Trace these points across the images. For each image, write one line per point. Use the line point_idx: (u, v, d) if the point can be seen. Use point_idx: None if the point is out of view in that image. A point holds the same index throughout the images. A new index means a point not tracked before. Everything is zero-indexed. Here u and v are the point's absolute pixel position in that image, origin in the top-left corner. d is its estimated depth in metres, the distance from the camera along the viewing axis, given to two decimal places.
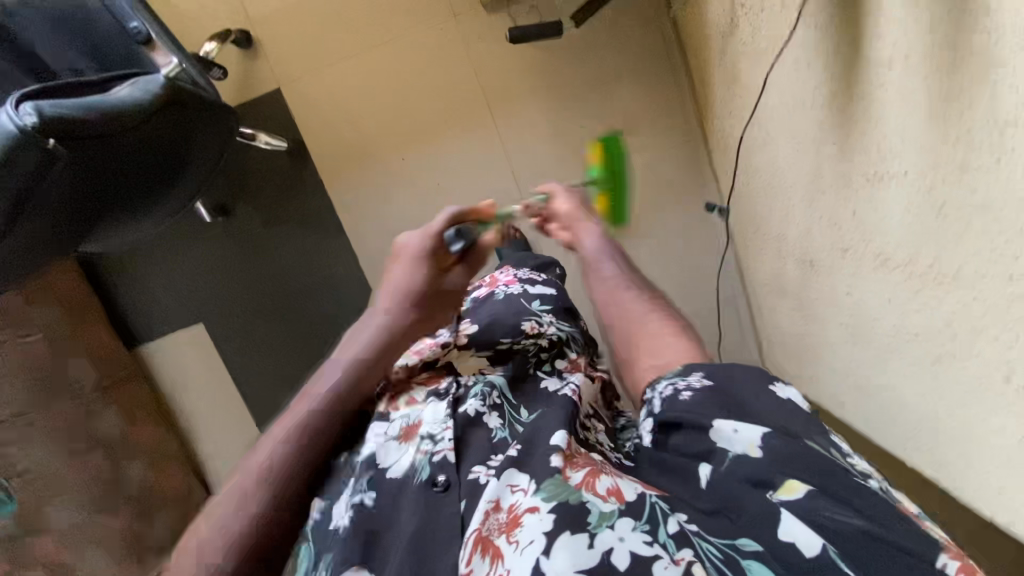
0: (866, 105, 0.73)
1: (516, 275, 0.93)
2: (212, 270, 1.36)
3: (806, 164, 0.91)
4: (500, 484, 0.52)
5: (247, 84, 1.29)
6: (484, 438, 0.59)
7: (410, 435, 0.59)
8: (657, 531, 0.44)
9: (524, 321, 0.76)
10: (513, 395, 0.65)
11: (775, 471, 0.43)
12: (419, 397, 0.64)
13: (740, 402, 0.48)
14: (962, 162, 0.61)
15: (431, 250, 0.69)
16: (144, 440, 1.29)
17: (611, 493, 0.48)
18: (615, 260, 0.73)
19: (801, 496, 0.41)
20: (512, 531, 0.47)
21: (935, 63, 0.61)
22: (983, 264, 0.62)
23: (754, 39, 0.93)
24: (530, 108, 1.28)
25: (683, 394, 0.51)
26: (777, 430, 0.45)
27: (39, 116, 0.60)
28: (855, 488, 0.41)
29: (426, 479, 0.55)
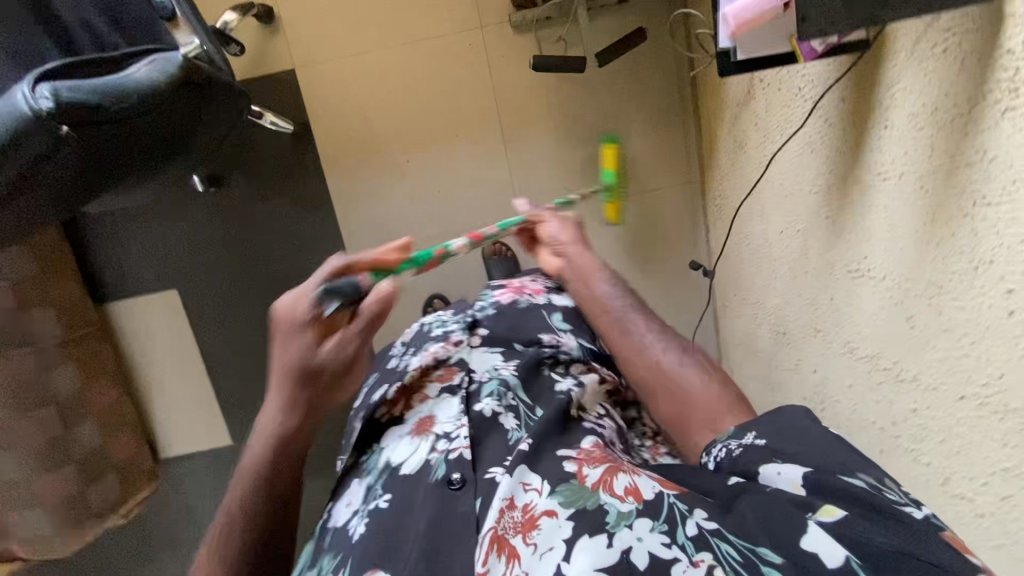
0: (857, 206, 0.77)
1: (540, 285, 1.00)
2: (194, 239, 1.33)
3: (794, 244, 0.95)
4: (514, 483, 0.62)
5: (260, 60, 1.26)
6: (499, 438, 0.69)
7: (424, 431, 0.70)
8: (675, 533, 0.52)
9: (544, 332, 0.85)
10: (526, 396, 0.75)
11: (816, 498, 0.49)
12: (433, 393, 0.75)
13: (785, 449, 0.54)
14: (938, 283, 0.65)
15: (306, 322, 0.59)
16: (97, 401, 1.25)
17: (629, 493, 0.57)
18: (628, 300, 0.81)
19: (838, 518, 0.46)
20: (530, 533, 0.56)
21: (925, 189, 0.64)
22: (940, 377, 0.67)
23: (765, 114, 0.96)
24: (539, 134, 1.30)
25: (736, 450, 0.57)
26: (818, 469, 0.50)
27: (56, 102, 0.58)
28: (889, 515, 0.45)
29: (441, 476, 0.64)
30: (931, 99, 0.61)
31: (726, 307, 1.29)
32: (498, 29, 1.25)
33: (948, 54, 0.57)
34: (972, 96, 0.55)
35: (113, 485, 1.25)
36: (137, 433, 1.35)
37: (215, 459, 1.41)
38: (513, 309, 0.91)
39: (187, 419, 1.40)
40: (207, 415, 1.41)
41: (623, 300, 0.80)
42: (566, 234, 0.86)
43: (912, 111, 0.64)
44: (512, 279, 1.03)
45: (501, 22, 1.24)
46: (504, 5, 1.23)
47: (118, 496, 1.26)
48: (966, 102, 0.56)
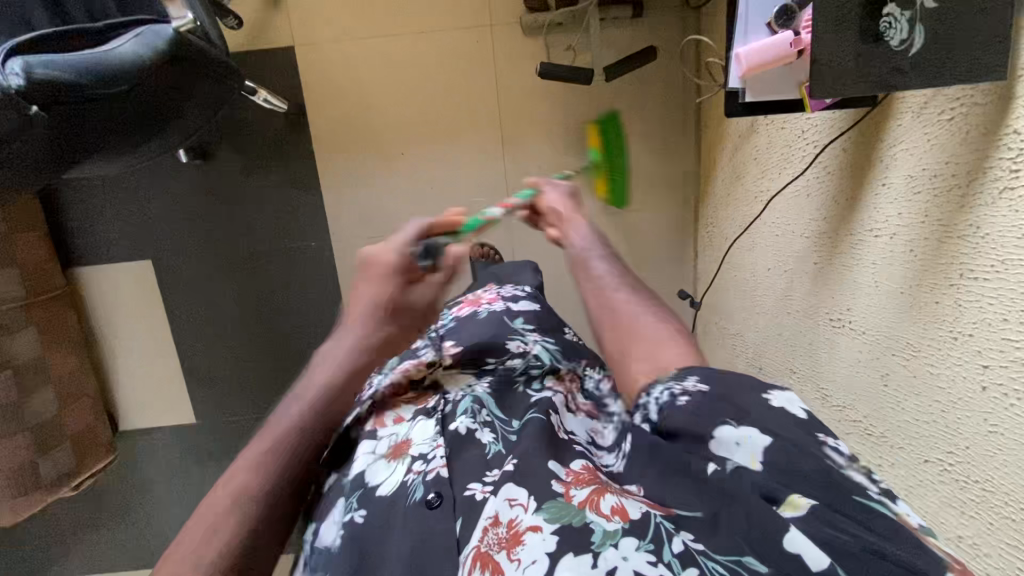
0: (845, 257, 0.77)
1: (498, 293, 1.01)
2: (174, 211, 1.29)
3: (781, 283, 0.94)
4: (500, 500, 0.53)
5: (258, 34, 1.21)
6: (476, 454, 0.62)
7: (400, 453, 0.65)
8: (662, 550, 0.41)
9: (510, 342, 0.82)
10: (501, 411, 0.69)
11: (778, 482, 0.38)
12: (408, 415, 0.71)
13: (735, 402, 0.43)
14: (916, 345, 0.65)
15: (402, 266, 0.60)
16: (56, 367, 1.21)
17: (615, 512, 0.46)
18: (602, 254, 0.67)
19: (807, 510, 0.36)
20: (514, 548, 0.47)
21: (914, 252, 0.64)
22: (909, 436, 0.67)
23: (764, 152, 0.96)
24: (538, 141, 1.28)
25: (680, 398, 0.45)
26: (781, 439, 0.39)
27: (25, 80, 0.56)
28: (856, 501, 0.35)
29: (419, 498, 0.58)
30: (931, 164, 0.60)
31: (707, 332, 1.30)
32: (508, 30, 1.22)
33: (954, 123, 0.57)
34: (971, 168, 0.55)
35: (67, 455, 1.21)
36: (97, 404, 1.32)
37: (178, 435, 1.40)
38: (472, 320, 0.93)
39: (152, 394, 1.38)
40: (172, 391, 1.38)
41: (600, 249, 0.68)
42: (563, 200, 0.76)
43: (910, 172, 0.63)
44: (471, 294, 1.06)
45: (512, 23, 1.21)
46: (517, 5, 1.20)
47: (72, 467, 1.22)
48: (965, 173, 0.56)
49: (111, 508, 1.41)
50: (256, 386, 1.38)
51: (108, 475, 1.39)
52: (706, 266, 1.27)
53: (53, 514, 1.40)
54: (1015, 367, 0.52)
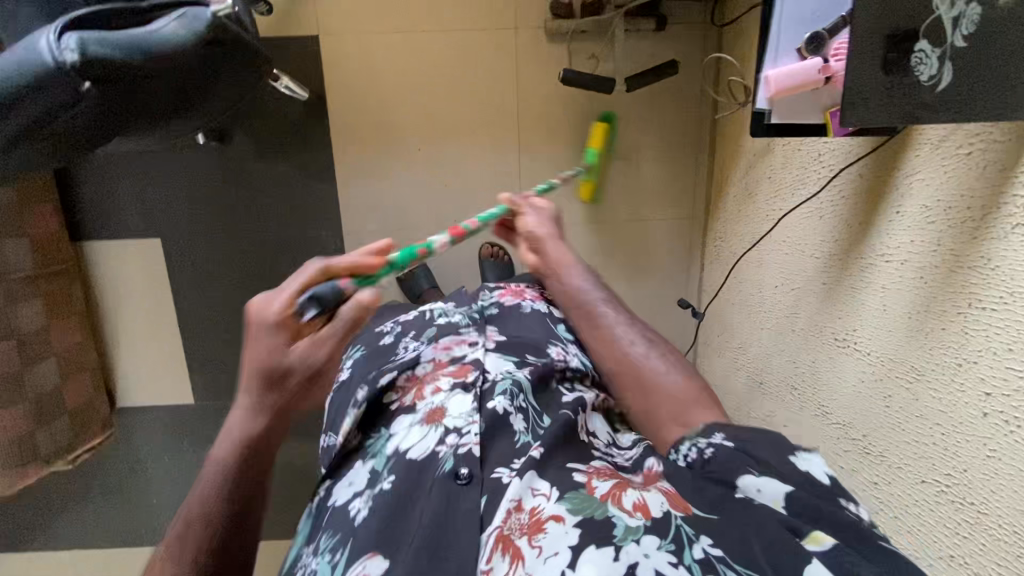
0: (853, 280, 0.79)
1: (540, 293, 1.09)
2: (186, 191, 1.29)
3: (788, 300, 0.97)
4: (524, 487, 0.64)
5: (284, 20, 1.22)
6: (507, 442, 0.72)
7: (434, 420, 0.75)
8: (682, 553, 0.52)
9: (552, 346, 0.91)
10: (535, 402, 0.79)
11: (805, 523, 0.51)
12: (445, 386, 0.81)
13: (764, 463, 0.57)
14: (919, 369, 0.67)
15: (275, 329, 0.56)
16: (59, 340, 1.20)
17: (636, 510, 0.57)
18: (610, 304, 0.84)
19: (826, 545, 0.48)
20: (535, 536, 0.57)
21: (924, 279, 0.66)
22: (907, 457, 0.70)
23: (778, 171, 0.98)
24: (554, 145, 1.30)
25: (707, 452, 0.61)
26: (799, 491, 0.53)
27: (82, 57, 0.55)
28: (873, 546, 0.48)
29: (449, 470, 0.68)
30: (946, 196, 0.63)
31: (709, 344, 1.32)
32: (532, 34, 1.23)
33: (972, 158, 0.59)
34: (985, 203, 0.57)
35: (64, 429, 1.20)
36: (98, 379, 1.31)
37: (176, 415, 1.40)
38: (514, 312, 1.00)
39: (153, 373, 1.38)
40: (172, 371, 1.38)
41: (599, 293, 0.86)
42: (544, 227, 0.90)
43: (925, 202, 0.66)
44: (513, 283, 1.11)
45: (537, 27, 1.23)
46: (543, 10, 1.21)
47: (68, 442, 1.22)
48: (980, 207, 0.58)
49: (103, 484, 1.41)
50: None
51: (102, 451, 1.39)
52: (711, 279, 1.30)
53: (43, 486, 1.39)
54: (1016, 396, 0.54)
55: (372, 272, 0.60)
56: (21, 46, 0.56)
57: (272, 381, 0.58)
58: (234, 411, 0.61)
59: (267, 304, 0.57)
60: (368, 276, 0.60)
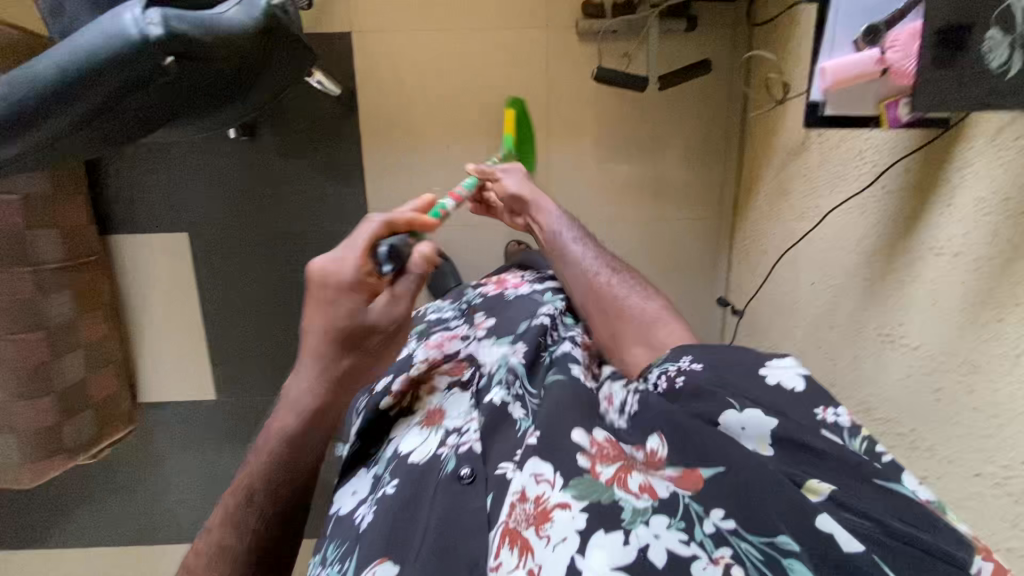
0: (901, 274, 0.79)
1: (523, 278, 1.09)
2: (213, 187, 1.29)
3: (825, 298, 0.97)
4: (527, 475, 0.62)
5: (318, 17, 1.22)
6: (508, 434, 0.70)
7: (434, 422, 0.74)
8: (693, 530, 0.52)
9: (540, 314, 0.90)
10: (529, 384, 0.78)
11: (800, 470, 0.54)
12: (442, 385, 0.80)
13: (740, 393, 0.60)
14: (974, 362, 0.67)
15: (354, 291, 0.60)
16: (86, 332, 1.19)
17: (642, 492, 0.58)
18: (579, 237, 1.02)
19: (824, 495, 0.51)
20: (541, 526, 0.56)
21: (980, 271, 0.66)
22: (960, 451, 0.69)
23: (815, 168, 0.98)
24: (582, 144, 1.30)
25: (678, 379, 0.66)
26: (785, 426, 0.56)
27: (167, 31, 0.57)
28: (870, 484, 0.51)
29: (451, 471, 0.66)
30: (1003, 187, 0.62)
31: (736, 343, 1.32)
32: (564, 33, 1.23)
33: None
34: None
35: (89, 423, 1.19)
36: (121, 373, 1.30)
37: (198, 411, 1.39)
38: (500, 299, 1.01)
39: (176, 368, 1.37)
40: (194, 366, 1.37)
41: (572, 232, 1.02)
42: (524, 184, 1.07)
43: (979, 195, 0.66)
44: (495, 275, 1.13)
45: (569, 27, 1.23)
46: (575, 10, 1.22)
47: (92, 436, 1.21)
48: None
49: (123, 479, 1.39)
50: (281, 367, 1.38)
51: (124, 446, 1.38)
52: (739, 278, 1.30)
53: (62, 482, 1.37)
54: None
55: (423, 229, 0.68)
56: (107, 22, 0.57)
57: (350, 346, 0.63)
58: (303, 373, 0.66)
59: (339, 269, 0.60)
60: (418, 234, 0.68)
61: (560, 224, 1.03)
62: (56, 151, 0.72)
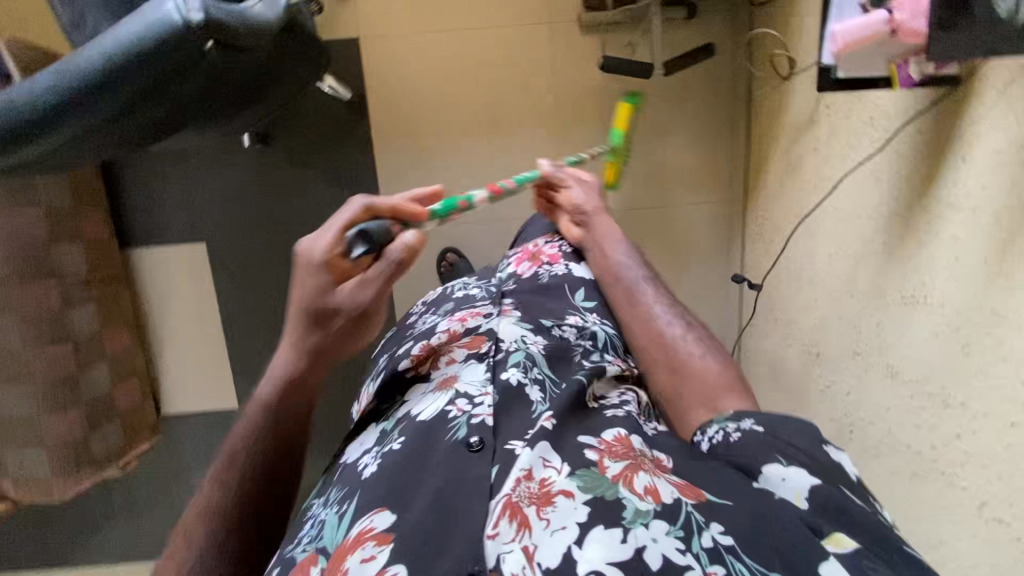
0: (920, 236, 0.80)
1: (559, 251, 1.08)
2: (230, 198, 1.31)
3: (843, 267, 0.98)
4: (535, 457, 0.66)
5: (326, 24, 1.25)
6: (522, 415, 0.73)
7: (447, 386, 0.78)
8: (691, 540, 0.55)
9: (569, 314, 0.93)
10: (549, 371, 0.81)
11: (825, 523, 0.54)
12: (460, 356, 0.84)
13: (790, 450, 0.60)
14: (1000, 313, 0.68)
15: (322, 269, 0.60)
16: (111, 345, 1.21)
17: (647, 493, 0.60)
18: (645, 281, 0.97)
19: (845, 550, 0.51)
20: (544, 508, 0.60)
21: (999, 222, 0.67)
22: (993, 404, 0.69)
23: (825, 141, 1.00)
24: (590, 135, 1.32)
25: (733, 435, 0.65)
26: (823, 485, 0.56)
27: (207, 17, 0.58)
28: (897, 553, 0.51)
29: (461, 438, 0.69)
30: (1018, 137, 0.64)
31: (754, 324, 1.33)
32: (566, 28, 1.26)
33: None
34: None
35: (116, 433, 1.20)
36: (145, 384, 1.31)
37: (220, 420, 1.39)
38: (533, 282, 1.03)
39: (197, 377, 1.38)
40: (216, 374, 1.38)
41: (638, 270, 0.99)
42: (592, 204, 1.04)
43: (995, 146, 0.67)
44: (529, 245, 1.13)
45: (570, 22, 1.26)
46: (576, 5, 1.25)
47: (121, 446, 1.21)
48: None
49: (149, 492, 1.39)
50: None
51: (149, 458, 1.39)
52: (754, 259, 1.31)
53: (90, 497, 1.38)
54: None
55: (413, 220, 0.66)
56: (150, 11, 0.58)
57: (317, 322, 0.64)
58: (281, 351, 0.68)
59: (312, 244, 0.61)
60: (409, 224, 0.66)
61: (626, 259, 1.00)
62: (86, 147, 0.74)
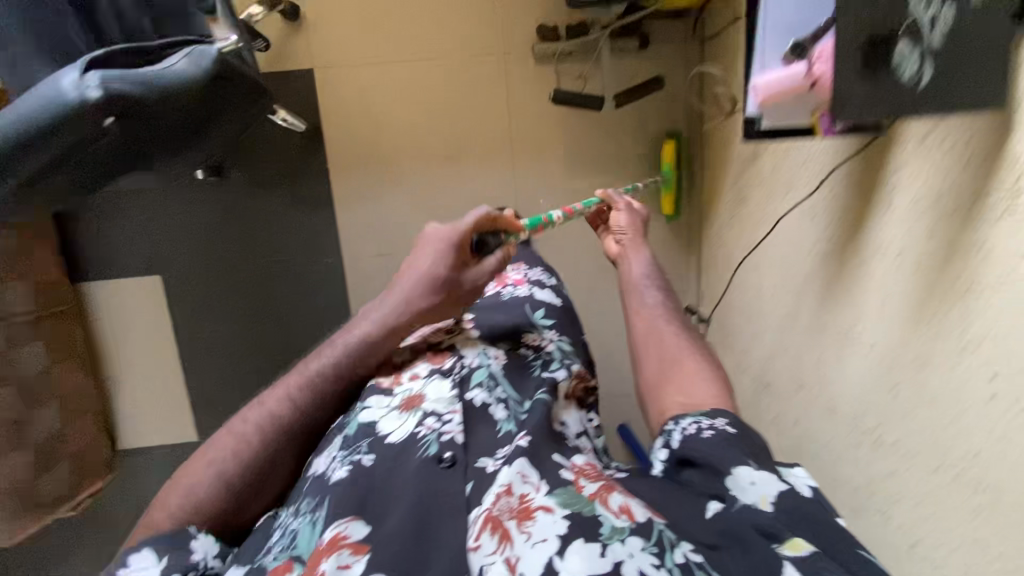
0: (853, 278, 0.82)
1: (525, 276, 1.09)
2: (186, 229, 1.29)
3: (788, 300, 0.99)
4: (513, 472, 0.61)
5: (280, 54, 1.24)
6: (489, 431, 0.71)
7: (412, 407, 0.73)
8: (664, 555, 0.48)
9: (526, 333, 0.90)
10: (513, 391, 0.78)
11: (783, 528, 0.48)
12: (423, 373, 0.80)
13: (759, 457, 0.54)
14: (925, 357, 0.70)
15: (463, 250, 0.79)
16: (63, 384, 1.18)
17: (622, 511, 0.54)
18: (655, 288, 0.90)
19: (804, 554, 0.45)
20: (524, 521, 0.55)
21: (920, 271, 0.69)
22: (919, 445, 0.71)
23: (769, 175, 1.01)
24: (548, 163, 1.32)
25: (705, 431, 0.57)
26: (789, 491, 0.51)
27: (106, 92, 0.61)
28: (852, 559, 0.45)
29: (433, 454, 0.65)
30: (936, 189, 0.66)
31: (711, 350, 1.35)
32: (522, 57, 1.26)
33: (957, 149, 0.62)
34: (978, 194, 0.60)
35: (66, 474, 1.17)
36: (100, 421, 1.29)
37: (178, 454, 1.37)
38: (495, 301, 1.02)
39: (157, 410, 1.36)
40: (176, 407, 1.37)
41: (653, 281, 0.92)
42: (632, 228, 1.03)
43: (915, 195, 0.69)
44: None
45: (526, 52, 1.26)
46: (531, 36, 1.25)
47: (71, 487, 1.19)
48: (969, 196, 0.62)
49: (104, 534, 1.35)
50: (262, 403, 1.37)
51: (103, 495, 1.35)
52: (710, 285, 1.32)
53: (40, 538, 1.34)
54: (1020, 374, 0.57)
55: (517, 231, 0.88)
56: (50, 83, 0.61)
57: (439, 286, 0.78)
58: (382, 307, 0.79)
59: (454, 229, 0.80)
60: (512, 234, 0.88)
61: (643, 271, 0.94)
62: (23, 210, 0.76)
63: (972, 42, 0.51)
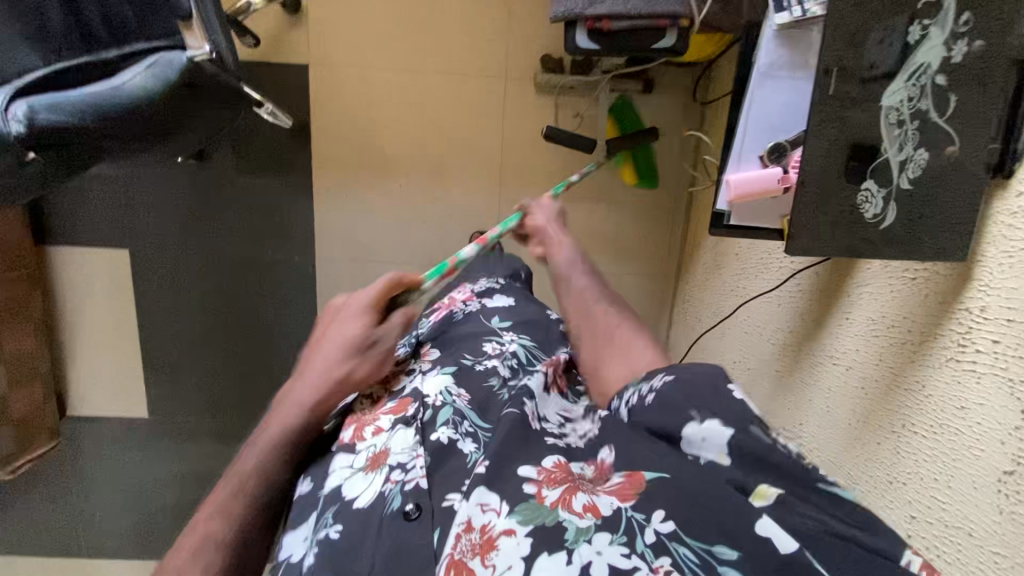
0: (805, 378, 0.81)
1: (471, 292, 0.93)
2: (160, 205, 1.26)
3: (745, 379, 0.98)
4: (470, 504, 0.47)
5: (278, 46, 1.20)
6: (457, 464, 0.56)
7: (377, 463, 0.58)
8: (635, 542, 0.39)
9: (487, 342, 0.76)
10: (481, 417, 0.62)
11: (749, 475, 0.40)
12: (386, 424, 0.63)
13: (713, 401, 0.44)
14: (855, 478, 0.69)
15: (364, 312, 0.63)
16: (11, 344, 1.17)
17: (587, 510, 0.43)
18: (590, 274, 0.73)
19: (773, 501, 0.38)
20: (487, 554, 0.42)
21: (865, 392, 0.69)
22: None
23: (746, 249, 0.99)
24: (535, 193, 1.31)
25: (647, 398, 0.49)
26: (741, 429, 0.41)
27: (28, 126, 0.64)
28: (815, 488, 0.39)
29: (396, 508, 0.52)
30: (889, 317, 0.65)
31: None
32: (524, 83, 1.24)
33: (915, 283, 0.61)
34: (927, 336, 0.59)
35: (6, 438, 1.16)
36: (48, 385, 1.27)
37: (127, 426, 1.36)
38: (447, 323, 0.84)
39: (107, 380, 1.35)
40: (129, 382, 1.35)
41: (588, 268, 0.74)
42: (551, 223, 0.83)
43: (871, 316, 0.68)
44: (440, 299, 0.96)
45: (528, 79, 1.24)
46: (535, 64, 1.23)
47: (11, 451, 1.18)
48: (918, 334, 0.61)
49: (39, 498, 1.35)
50: (216, 388, 1.37)
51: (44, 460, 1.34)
52: (678, 340, 1.32)
53: None
54: (938, 526, 0.57)
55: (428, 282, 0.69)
56: None
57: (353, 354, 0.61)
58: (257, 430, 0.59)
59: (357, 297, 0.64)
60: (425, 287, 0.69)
61: (579, 266, 0.76)
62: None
63: (941, 193, 0.52)
